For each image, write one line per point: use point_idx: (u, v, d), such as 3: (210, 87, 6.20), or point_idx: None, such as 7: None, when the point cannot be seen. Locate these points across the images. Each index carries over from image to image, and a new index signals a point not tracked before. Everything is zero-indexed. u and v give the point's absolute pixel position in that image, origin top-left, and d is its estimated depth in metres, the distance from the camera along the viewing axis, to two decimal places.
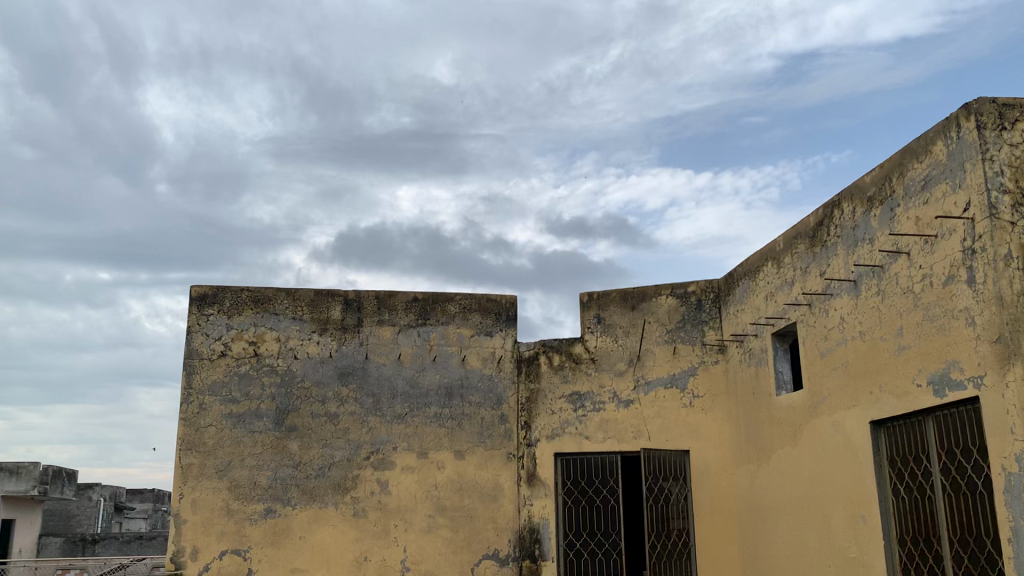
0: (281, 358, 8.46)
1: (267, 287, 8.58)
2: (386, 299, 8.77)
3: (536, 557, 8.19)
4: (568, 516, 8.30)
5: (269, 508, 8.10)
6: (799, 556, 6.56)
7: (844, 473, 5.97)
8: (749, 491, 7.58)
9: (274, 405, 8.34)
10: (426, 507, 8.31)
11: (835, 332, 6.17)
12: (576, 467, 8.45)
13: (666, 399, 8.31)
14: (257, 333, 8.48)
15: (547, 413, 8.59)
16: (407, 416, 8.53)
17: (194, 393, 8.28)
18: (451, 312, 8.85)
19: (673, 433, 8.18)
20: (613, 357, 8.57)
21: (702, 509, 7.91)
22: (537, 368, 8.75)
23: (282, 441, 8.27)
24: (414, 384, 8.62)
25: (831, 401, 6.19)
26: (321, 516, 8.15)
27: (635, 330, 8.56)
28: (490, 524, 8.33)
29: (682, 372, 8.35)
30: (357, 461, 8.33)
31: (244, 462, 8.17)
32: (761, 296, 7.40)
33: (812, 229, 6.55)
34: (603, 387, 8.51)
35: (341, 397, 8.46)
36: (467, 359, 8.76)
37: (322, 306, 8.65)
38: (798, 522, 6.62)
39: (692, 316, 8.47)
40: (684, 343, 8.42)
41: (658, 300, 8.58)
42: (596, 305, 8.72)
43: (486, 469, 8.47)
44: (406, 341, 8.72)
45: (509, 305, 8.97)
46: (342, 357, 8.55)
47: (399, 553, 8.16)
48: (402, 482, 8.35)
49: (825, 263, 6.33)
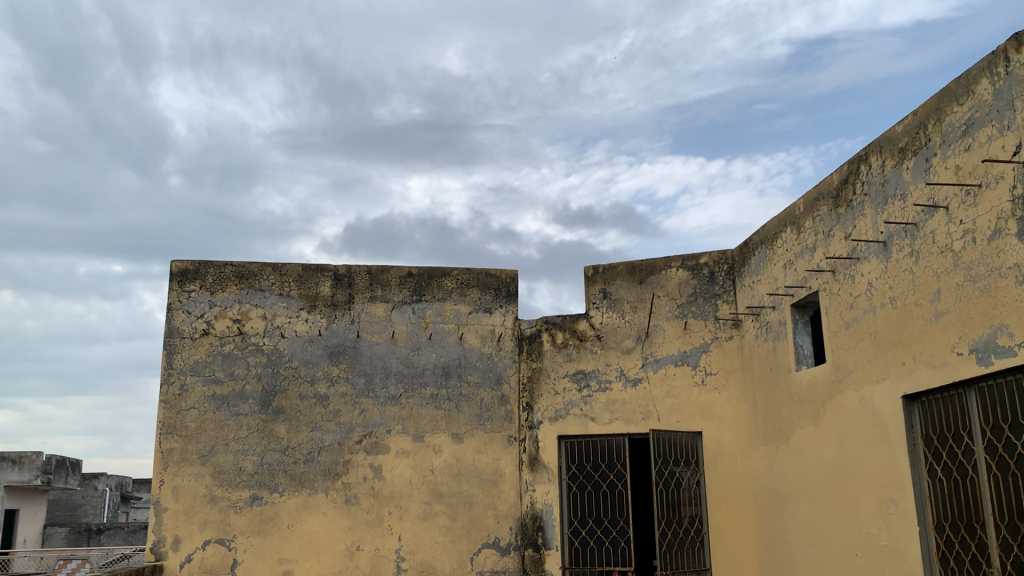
0: (267, 337, 7.97)
1: (252, 262, 8.10)
2: (378, 275, 8.27)
3: (539, 546, 7.71)
4: (574, 502, 7.74)
5: (255, 495, 7.63)
6: (823, 544, 6.04)
7: (873, 454, 5.43)
8: (767, 475, 7.05)
9: (260, 386, 7.86)
10: (422, 493, 7.83)
11: (862, 299, 5.62)
12: (582, 450, 7.90)
13: (677, 378, 7.76)
14: (242, 311, 8.00)
15: (550, 394, 8.11)
16: (402, 397, 8.04)
17: (175, 374, 7.81)
18: (448, 287, 8.35)
19: (685, 414, 7.64)
20: (620, 334, 8.05)
21: (716, 494, 7.38)
22: (540, 347, 8.28)
23: (269, 425, 7.79)
24: (409, 364, 8.13)
25: (858, 374, 5.64)
26: (310, 504, 7.68)
27: (643, 305, 8.03)
28: (490, 511, 7.86)
29: (693, 349, 7.78)
30: (349, 446, 7.85)
31: (229, 446, 7.70)
32: (779, 265, 6.84)
33: (836, 187, 5.99)
34: (610, 365, 8.00)
35: (332, 378, 7.97)
36: (465, 337, 8.27)
37: (311, 282, 8.15)
38: (821, 509, 6.08)
39: (705, 289, 7.90)
40: (696, 318, 7.85)
41: (668, 272, 8.04)
42: (602, 279, 8.23)
43: (486, 453, 8.01)
44: (400, 318, 8.22)
45: (510, 280, 8.46)
46: (332, 335, 8.06)
47: (394, 543, 7.68)
48: (397, 467, 7.87)
49: (851, 224, 5.76)
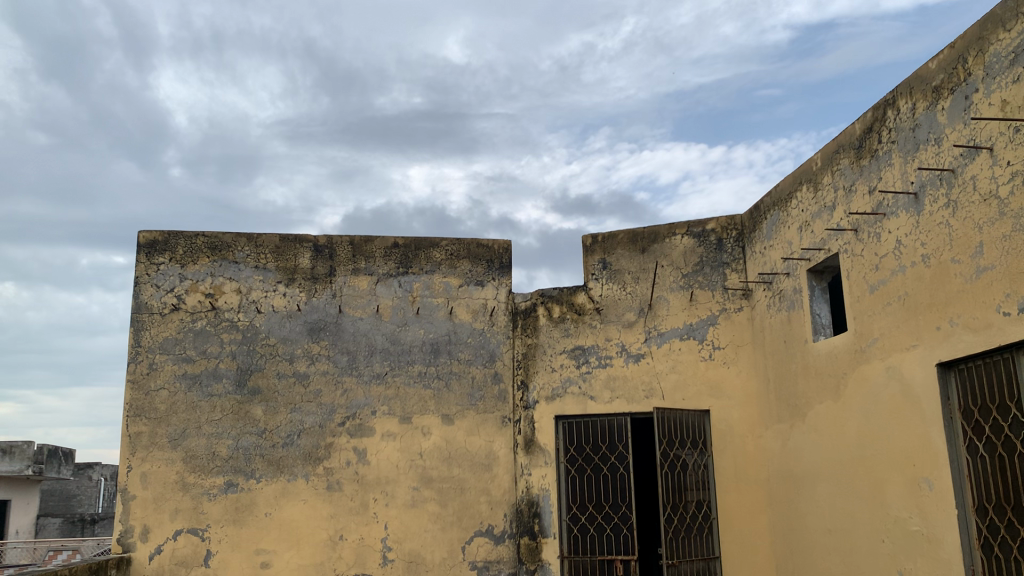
0: (242, 312, 7.43)
1: (225, 232, 7.54)
2: (362, 246, 7.72)
3: (536, 533, 7.20)
4: (572, 487, 7.22)
5: (230, 482, 7.11)
6: (845, 530, 5.51)
7: (903, 430, 4.89)
8: (781, 456, 6.51)
9: (235, 365, 7.32)
10: (409, 478, 7.31)
11: (889, 258, 5.06)
12: (581, 431, 7.37)
13: (682, 353, 7.20)
14: (215, 284, 7.45)
15: (546, 371, 7.59)
16: (387, 376, 7.50)
17: (144, 352, 7.27)
18: (436, 259, 7.80)
19: (691, 391, 7.09)
20: (621, 306, 7.51)
21: (726, 477, 6.84)
22: (535, 322, 7.74)
23: (244, 406, 7.26)
24: (395, 340, 7.59)
25: (885, 342, 5.09)
26: (290, 490, 7.16)
27: (646, 276, 7.48)
28: (483, 497, 7.33)
29: (700, 322, 7.22)
30: (331, 428, 7.32)
31: (202, 429, 7.18)
32: (794, 228, 6.28)
33: (858, 138, 5.42)
34: (610, 340, 7.46)
35: (312, 356, 7.43)
36: (455, 312, 7.73)
37: (289, 254, 7.60)
38: (843, 491, 5.55)
39: (712, 257, 7.32)
40: (703, 289, 7.29)
41: (672, 240, 7.47)
42: (601, 248, 7.68)
43: (478, 435, 7.48)
44: (385, 292, 7.67)
45: (503, 251, 7.91)
46: (312, 310, 7.52)
47: (380, 532, 7.16)
48: (383, 450, 7.34)
49: (877, 177, 5.19)
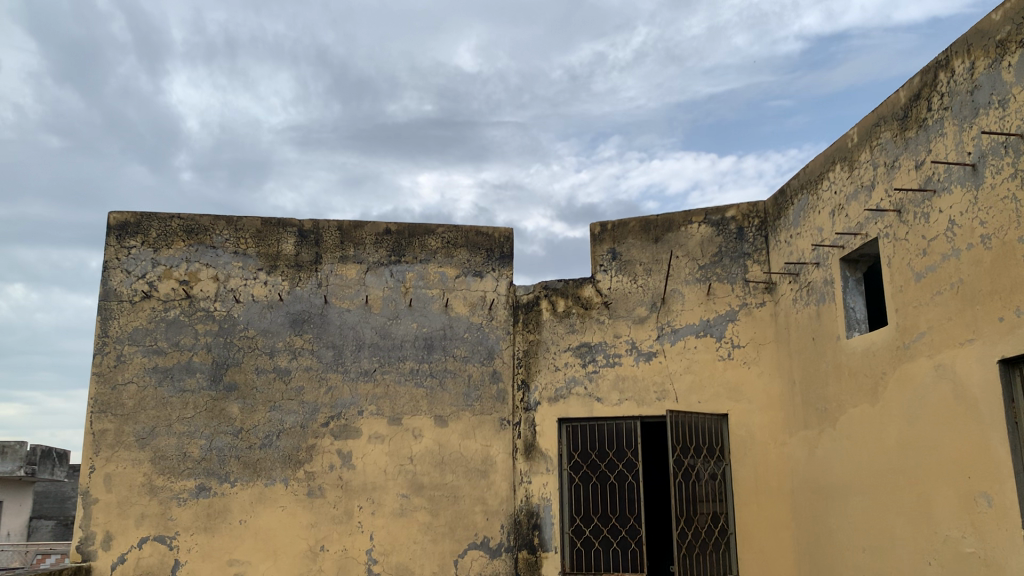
0: (219, 302, 6.84)
1: (202, 214, 6.96)
2: (350, 231, 7.12)
3: (535, 547, 6.58)
4: (575, 497, 6.61)
5: (201, 485, 6.51)
6: (883, 549, 4.87)
7: (955, 437, 4.26)
8: (807, 465, 5.86)
9: (210, 358, 6.73)
10: (398, 484, 6.70)
11: (940, 241, 4.44)
12: (586, 436, 6.76)
13: (698, 351, 6.57)
14: (190, 271, 6.87)
15: (549, 370, 6.98)
16: (376, 373, 6.90)
17: (111, 343, 6.69)
18: (431, 247, 7.20)
19: (707, 393, 6.46)
20: (632, 301, 6.89)
21: (745, 489, 6.21)
22: (538, 316, 7.14)
23: (219, 403, 6.67)
24: (385, 334, 6.98)
25: (934, 335, 4.46)
26: (267, 496, 6.55)
27: (659, 267, 6.86)
28: (478, 507, 6.71)
29: (718, 318, 6.59)
30: (314, 429, 6.71)
31: (172, 428, 6.58)
32: (826, 213, 5.66)
33: (903, 107, 4.80)
34: (619, 337, 6.85)
35: (294, 350, 6.83)
36: (451, 305, 7.13)
37: (271, 239, 7.01)
38: (880, 506, 4.91)
39: (732, 247, 6.68)
40: (721, 281, 6.65)
41: (688, 229, 6.84)
42: (610, 237, 7.07)
43: (474, 438, 6.87)
44: (376, 282, 7.07)
45: (504, 240, 7.31)
46: (296, 301, 6.93)
47: (365, 543, 6.55)
48: (369, 454, 6.73)
49: (925, 149, 4.57)
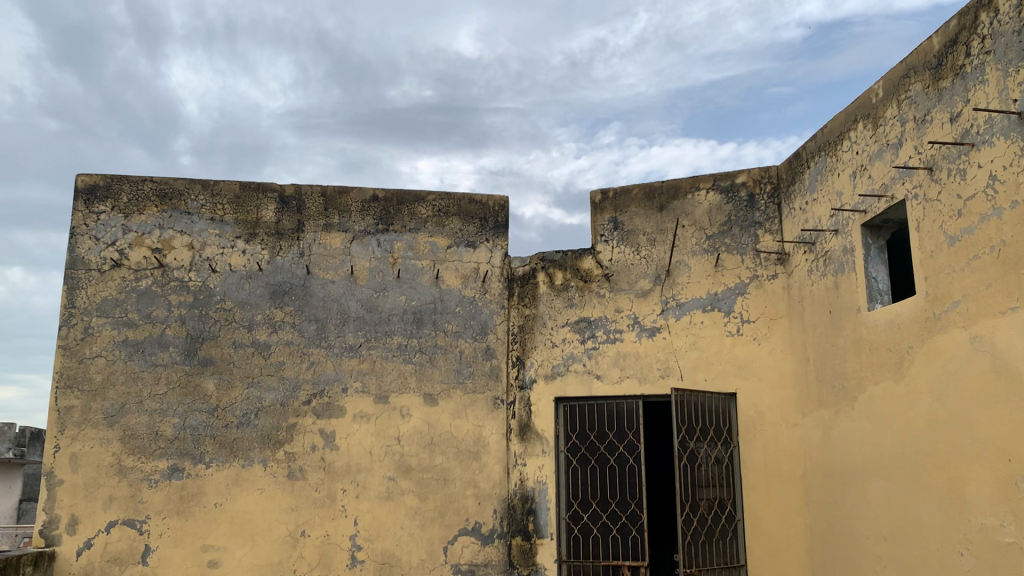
0: (194, 272, 6.41)
1: (176, 178, 6.52)
2: (335, 198, 6.68)
3: (530, 533, 6.20)
4: (573, 480, 6.22)
5: (174, 466, 6.10)
6: (907, 538, 4.49)
7: (993, 415, 3.86)
8: (821, 448, 5.46)
9: (184, 331, 6.31)
10: (384, 466, 6.30)
11: (979, 199, 4.01)
12: (584, 416, 6.36)
13: (705, 327, 6.16)
14: (164, 238, 6.43)
15: (545, 347, 6.58)
16: (362, 348, 6.48)
17: (78, 315, 6.26)
18: (421, 216, 6.77)
19: (714, 370, 6.05)
20: (634, 273, 6.47)
21: (754, 473, 5.81)
22: (534, 289, 6.72)
23: (194, 379, 6.25)
24: (371, 307, 6.56)
25: (970, 304, 4.05)
26: (244, 477, 6.15)
27: (664, 238, 6.43)
28: (470, 490, 6.32)
29: (726, 291, 6.17)
30: (295, 407, 6.30)
31: (143, 405, 6.17)
32: (846, 176, 5.23)
33: (937, 55, 4.37)
34: (620, 312, 6.43)
35: (274, 323, 6.41)
36: (442, 277, 6.70)
37: (249, 205, 6.57)
38: (905, 491, 4.52)
39: (742, 216, 6.25)
40: (730, 252, 6.22)
41: (695, 196, 6.40)
42: (612, 206, 6.65)
43: (466, 418, 6.46)
44: (361, 252, 6.63)
45: (499, 209, 6.87)
46: (276, 271, 6.50)
47: (348, 528, 6.16)
48: (354, 434, 6.33)
49: (962, 100, 4.14)
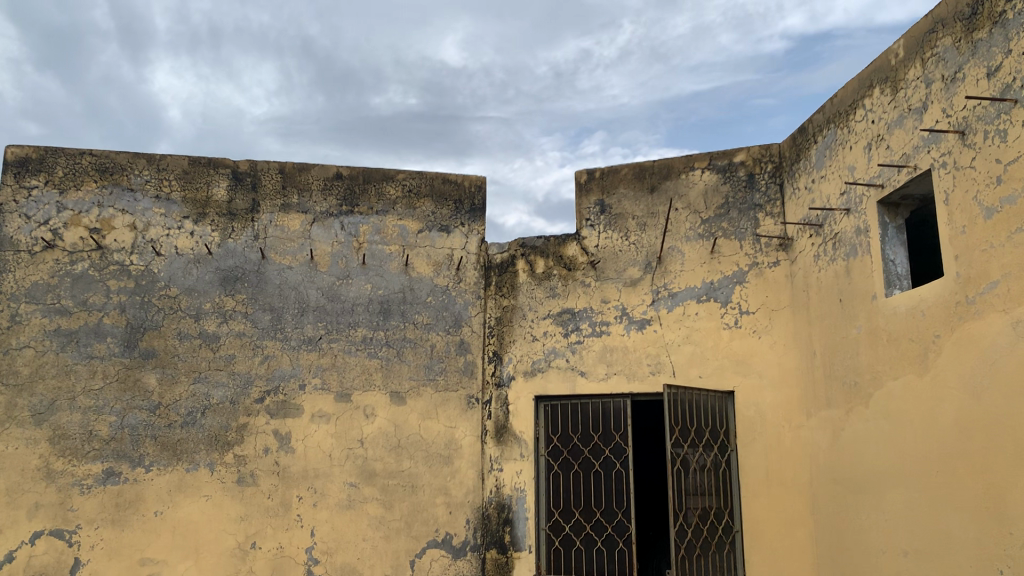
0: (136, 255, 5.79)
1: (118, 150, 5.89)
2: (294, 175, 6.08)
3: (506, 546, 5.62)
4: (554, 487, 5.65)
5: (109, 470, 5.45)
6: (931, 552, 3.95)
7: None
8: (829, 451, 4.92)
9: (123, 321, 5.67)
10: (345, 471, 5.69)
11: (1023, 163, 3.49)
12: (566, 417, 5.79)
13: (700, 319, 5.61)
14: (103, 218, 5.79)
15: (525, 341, 6.01)
16: (322, 341, 5.88)
17: (4, 300, 5.60)
18: (390, 197, 6.18)
19: (710, 366, 5.50)
20: (622, 260, 5.91)
21: (753, 479, 5.26)
22: (513, 278, 6.15)
23: (134, 373, 5.61)
24: (333, 296, 5.96)
25: (1012, 284, 3.53)
26: (188, 483, 5.52)
27: (655, 222, 5.89)
28: (440, 498, 5.72)
29: (723, 280, 5.62)
30: (246, 405, 5.69)
31: (75, 401, 5.51)
32: (860, 148, 4.71)
33: (970, 3, 3.85)
34: (607, 303, 5.87)
35: (225, 312, 5.80)
36: (412, 264, 6.11)
37: (199, 182, 5.96)
38: (929, 499, 3.99)
39: (741, 198, 5.71)
40: (728, 237, 5.68)
41: (690, 177, 5.86)
42: (598, 187, 6.09)
43: (437, 419, 5.88)
44: (323, 236, 6.04)
45: (475, 191, 6.30)
46: (227, 255, 5.89)
47: (305, 540, 5.55)
48: (312, 436, 5.72)
49: (1003, 51, 3.62)
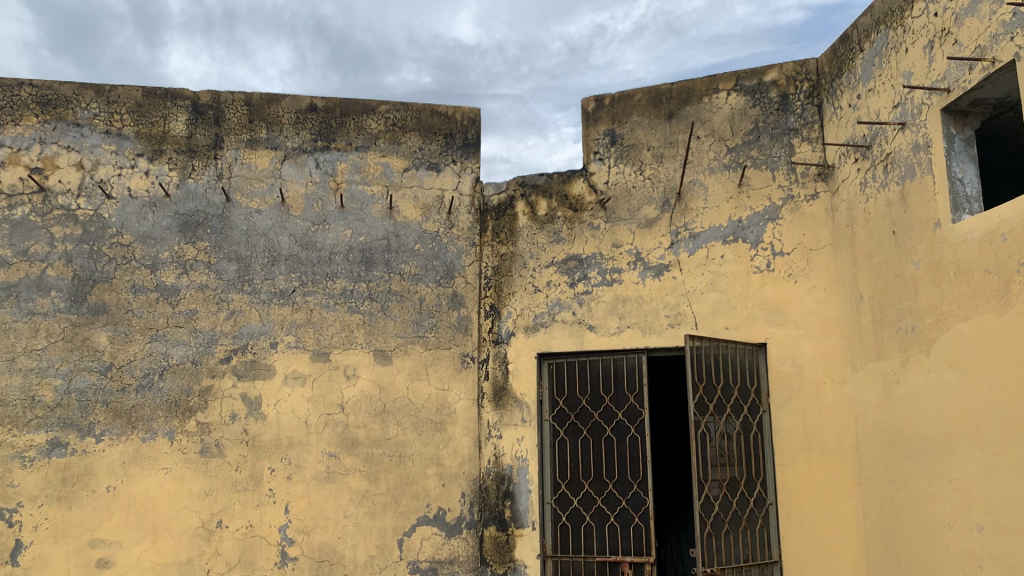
0: (83, 198, 5.11)
1: (62, 80, 5.18)
2: (263, 107, 5.37)
3: (507, 522, 4.96)
4: (560, 456, 4.96)
5: (55, 441, 4.80)
6: (1016, 527, 3.24)
7: None
8: (879, 410, 4.20)
9: (69, 272, 5.00)
10: (323, 440, 5.02)
11: None
12: (573, 377, 5.09)
13: (726, 263, 4.87)
14: (45, 156, 5.11)
15: (526, 292, 5.29)
16: (296, 294, 5.19)
17: None
18: (371, 131, 5.46)
19: (738, 317, 4.77)
20: (636, 198, 5.18)
21: (789, 445, 4.55)
22: (511, 222, 5.43)
23: (82, 332, 4.95)
24: (308, 243, 5.27)
25: None
26: (145, 455, 4.87)
27: (673, 153, 5.14)
28: (431, 469, 5.06)
29: (753, 217, 4.87)
30: (210, 366, 5.02)
31: (16, 363, 4.86)
32: (919, 49, 3.94)
33: None
34: (618, 247, 5.14)
35: (184, 262, 5.12)
36: (398, 207, 5.40)
37: (154, 116, 5.27)
38: (1011, 462, 3.27)
39: (773, 122, 4.95)
40: (758, 167, 4.92)
41: (713, 100, 5.10)
42: (608, 115, 5.34)
43: (427, 380, 5.19)
44: (295, 175, 5.34)
45: (468, 124, 5.56)
46: (187, 198, 5.21)
47: (278, 518, 4.90)
48: (286, 400, 5.05)
49: None
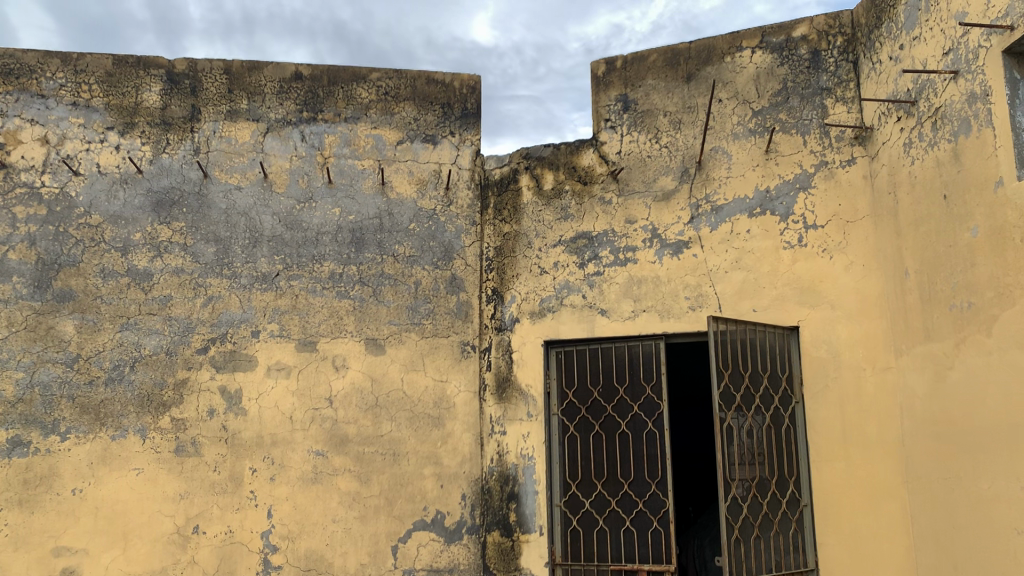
0: (48, 176, 4.70)
1: (25, 48, 4.78)
2: (244, 76, 4.94)
3: (512, 527, 4.49)
4: (569, 454, 4.49)
5: (16, 439, 4.39)
6: None
7: None
8: (929, 399, 3.69)
9: (33, 256, 4.59)
10: (309, 438, 4.58)
11: None
12: (584, 366, 4.61)
13: (752, 238, 4.38)
14: (8, 130, 4.71)
15: (531, 274, 4.83)
16: (280, 278, 4.75)
17: None
18: (362, 100, 5.02)
19: (767, 298, 4.28)
20: (651, 168, 4.70)
21: (825, 439, 4.06)
22: (515, 198, 4.96)
23: (46, 320, 4.54)
24: (293, 223, 4.83)
25: None
26: (115, 454, 4.45)
27: (692, 118, 4.66)
28: (428, 468, 4.60)
29: (782, 187, 4.38)
30: (186, 357, 4.60)
31: None
32: None
33: None
34: (632, 223, 4.66)
35: (158, 244, 4.70)
36: (390, 182, 4.96)
37: (126, 87, 4.86)
38: None
39: (802, 81, 4.45)
40: (787, 132, 4.43)
41: (736, 59, 4.61)
42: (620, 79, 4.87)
43: (424, 371, 4.74)
44: (279, 149, 4.91)
45: (468, 92, 5.11)
46: (162, 174, 4.79)
47: (260, 523, 4.46)
48: (269, 394, 4.62)
49: None
